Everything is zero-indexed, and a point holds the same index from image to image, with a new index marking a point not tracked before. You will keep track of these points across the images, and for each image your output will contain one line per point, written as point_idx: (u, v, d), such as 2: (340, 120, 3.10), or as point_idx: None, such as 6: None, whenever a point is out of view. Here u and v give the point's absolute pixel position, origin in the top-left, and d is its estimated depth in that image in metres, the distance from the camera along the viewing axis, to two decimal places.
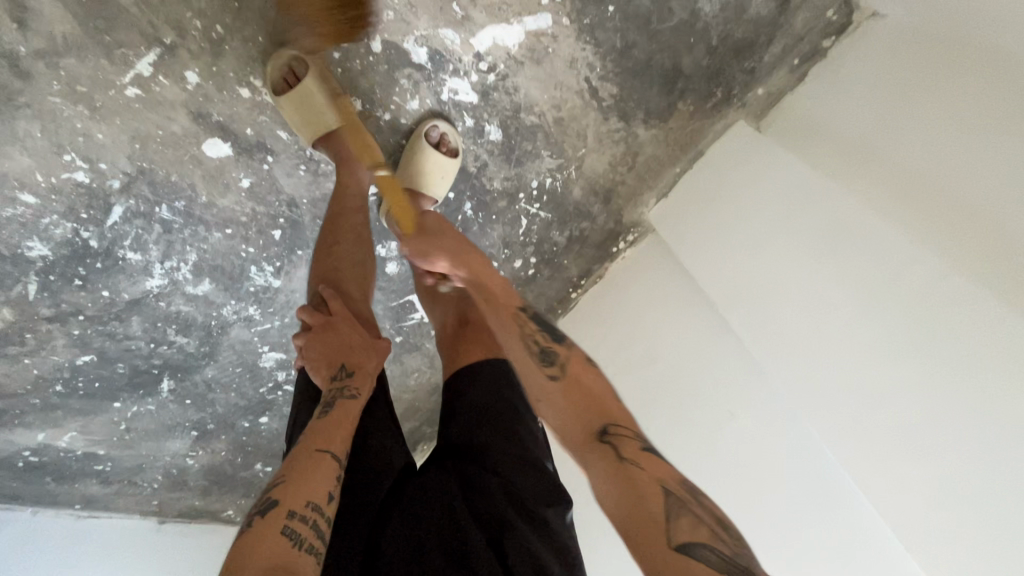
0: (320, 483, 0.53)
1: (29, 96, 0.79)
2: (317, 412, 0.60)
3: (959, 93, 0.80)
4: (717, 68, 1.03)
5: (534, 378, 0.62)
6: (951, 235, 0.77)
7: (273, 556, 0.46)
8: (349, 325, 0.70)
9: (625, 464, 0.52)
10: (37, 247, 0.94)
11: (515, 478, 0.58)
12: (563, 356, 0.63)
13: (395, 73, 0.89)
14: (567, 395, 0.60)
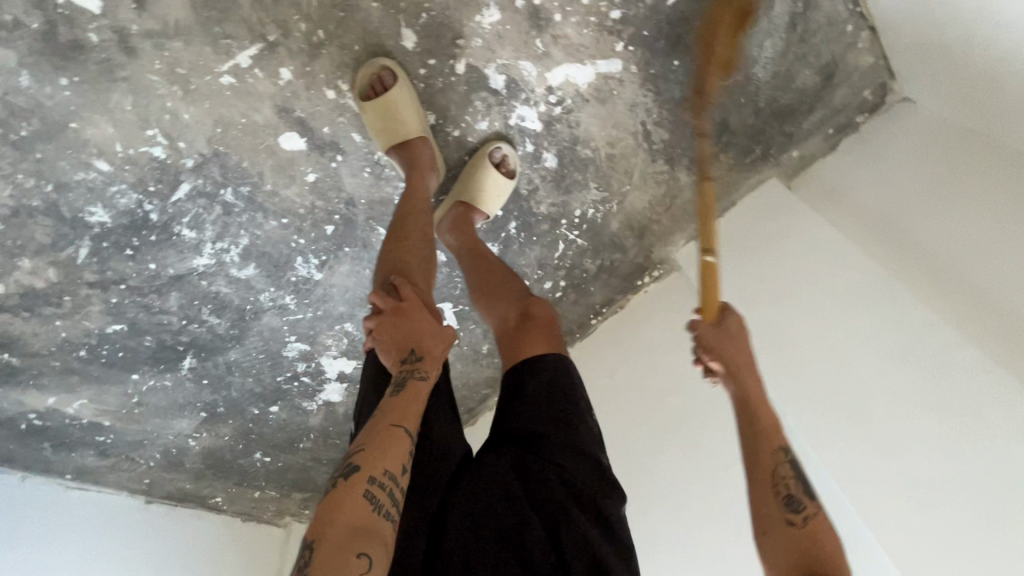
0: (395, 454, 0.55)
1: (129, 71, 0.82)
2: (390, 389, 0.62)
3: (984, 187, 0.89)
4: (760, 128, 1.10)
5: (770, 514, 0.62)
6: (973, 310, 0.85)
7: (357, 519, 0.49)
8: (417, 312, 0.72)
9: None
10: (98, 213, 0.96)
11: (569, 467, 0.63)
12: (813, 508, 0.61)
13: (472, 95, 0.94)
14: (802, 539, 0.58)
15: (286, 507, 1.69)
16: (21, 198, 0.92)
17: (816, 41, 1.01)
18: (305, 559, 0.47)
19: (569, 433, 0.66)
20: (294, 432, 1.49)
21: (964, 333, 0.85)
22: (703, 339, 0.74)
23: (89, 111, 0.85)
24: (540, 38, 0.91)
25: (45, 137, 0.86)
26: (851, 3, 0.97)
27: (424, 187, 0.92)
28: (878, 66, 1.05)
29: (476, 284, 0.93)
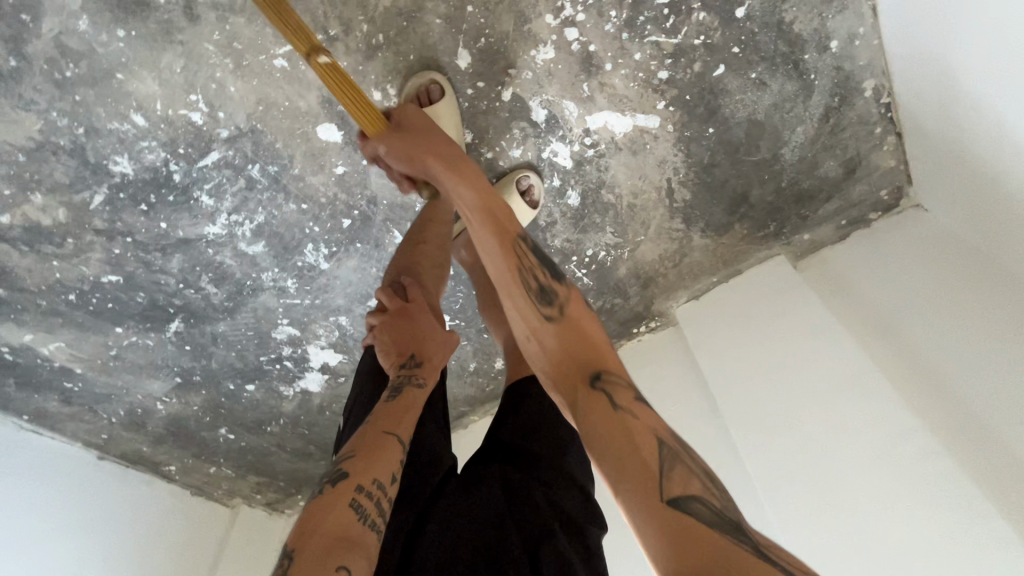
0: (386, 463, 0.54)
1: (187, 37, 0.84)
2: (385, 394, 0.63)
3: (985, 304, 0.93)
4: (777, 206, 1.13)
5: (527, 321, 0.58)
6: (958, 429, 0.88)
7: (343, 528, 0.48)
8: (422, 316, 0.74)
9: (621, 413, 0.48)
10: (122, 164, 0.96)
11: (557, 491, 0.62)
12: (563, 296, 0.60)
13: (511, 122, 0.97)
14: (563, 331, 0.57)
15: (239, 488, 1.68)
16: (50, 135, 0.91)
17: (844, 136, 1.05)
18: (283, 566, 0.46)
19: (561, 461, 0.66)
20: (264, 415, 1.47)
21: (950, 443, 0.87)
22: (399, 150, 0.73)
23: (138, 66, 0.86)
24: (588, 83, 0.93)
25: (89, 82, 0.86)
26: (882, 107, 1.01)
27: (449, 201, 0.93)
28: (897, 170, 1.09)
29: (486, 300, 0.95)
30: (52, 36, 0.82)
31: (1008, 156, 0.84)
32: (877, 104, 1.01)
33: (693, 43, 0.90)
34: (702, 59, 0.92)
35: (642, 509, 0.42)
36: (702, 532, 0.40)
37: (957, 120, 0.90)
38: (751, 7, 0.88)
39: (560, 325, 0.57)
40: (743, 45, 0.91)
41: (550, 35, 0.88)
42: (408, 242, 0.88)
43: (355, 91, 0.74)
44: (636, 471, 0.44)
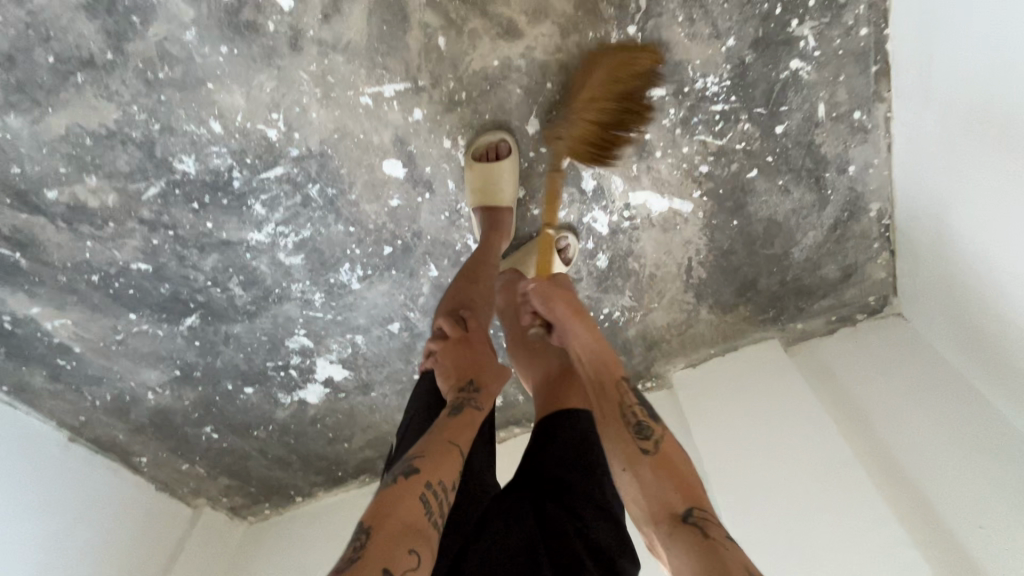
0: (449, 468, 0.59)
1: (285, 63, 0.89)
2: (447, 411, 0.68)
3: (955, 414, 1.05)
4: (780, 296, 1.24)
5: (628, 447, 0.68)
6: (925, 525, 0.97)
7: (412, 517, 0.53)
8: (480, 347, 0.81)
9: (710, 543, 0.56)
10: (187, 163, 0.99)
11: (590, 524, 0.65)
12: (658, 431, 0.69)
13: (563, 187, 1.05)
14: (656, 461, 0.66)
15: (206, 488, 1.64)
16: (124, 126, 0.94)
17: (847, 245, 1.17)
18: (361, 543, 0.50)
19: (592, 488, 0.69)
20: (255, 419, 1.46)
21: (913, 535, 0.97)
22: (541, 293, 0.85)
23: (230, 80, 0.90)
24: (637, 164, 1.03)
25: (178, 85, 0.90)
26: (882, 227, 1.14)
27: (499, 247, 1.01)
28: (886, 281, 1.21)
29: (517, 341, 1.00)
30: (156, 40, 0.86)
31: (988, 284, 0.95)
32: (879, 224, 1.14)
33: (735, 147, 1.01)
34: (740, 162, 1.03)
35: None
36: None
37: (945, 244, 1.02)
38: (789, 127, 0.99)
39: (655, 458, 0.66)
40: (777, 156, 1.02)
41: (614, 119, 0.97)
42: (459, 279, 0.95)
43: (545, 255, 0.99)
44: None
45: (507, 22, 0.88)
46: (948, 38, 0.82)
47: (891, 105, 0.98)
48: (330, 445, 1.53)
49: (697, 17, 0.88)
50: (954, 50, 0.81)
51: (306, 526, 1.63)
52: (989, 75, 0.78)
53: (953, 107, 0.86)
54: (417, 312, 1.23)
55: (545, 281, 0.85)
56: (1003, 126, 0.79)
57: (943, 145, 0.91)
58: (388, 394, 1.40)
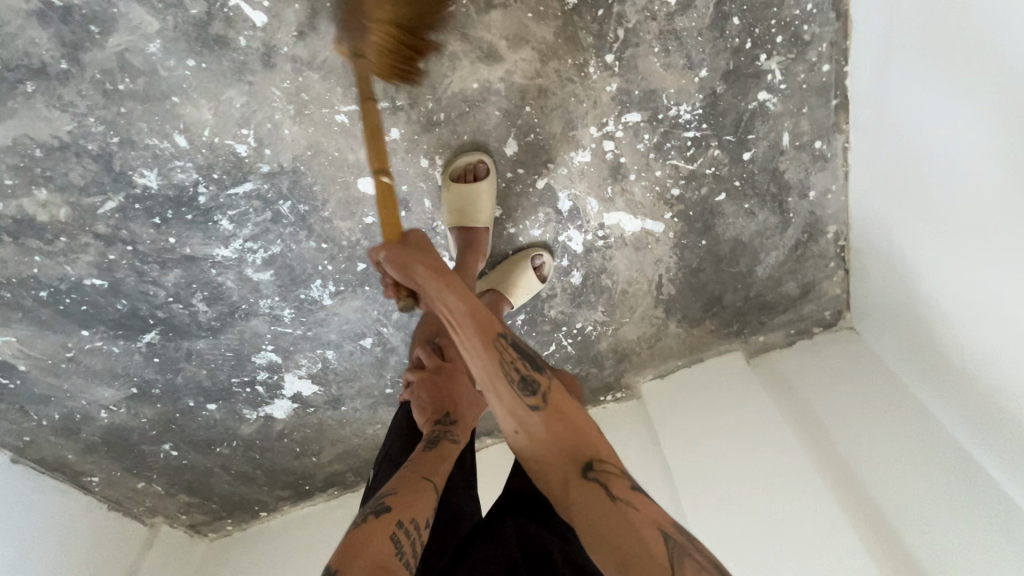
0: (422, 506, 0.58)
1: (257, 79, 0.86)
2: (423, 445, 0.70)
3: (902, 425, 1.12)
4: (743, 311, 1.28)
5: (513, 408, 0.62)
6: (878, 535, 1.04)
7: (383, 556, 0.50)
8: (458, 375, 0.82)
9: (618, 506, 0.54)
10: (148, 177, 0.94)
11: (576, 546, 0.62)
12: (543, 382, 0.63)
13: (539, 206, 1.06)
14: (549, 419, 0.61)
15: (163, 506, 1.57)
16: (78, 138, 0.89)
17: (807, 265, 1.22)
18: None
19: None
20: (217, 435, 1.41)
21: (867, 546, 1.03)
22: (396, 260, 0.74)
23: (198, 94, 0.87)
24: (612, 186, 1.05)
25: (140, 98, 0.86)
26: (838, 247, 1.20)
27: (475, 266, 1.00)
28: (841, 297, 1.28)
29: None
30: (118, 51, 0.82)
31: (933, 307, 1.02)
32: (835, 245, 1.20)
33: (705, 172, 1.04)
34: (709, 186, 1.06)
35: (639, 555, 0.51)
36: None
37: (896, 265, 1.07)
38: (755, 154, 1.03)
39: (546, 413, 0.61)
40: (743, 180, 1.06)
41: (590, 142, 0.99)
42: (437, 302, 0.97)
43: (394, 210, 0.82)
44: (635, 548, 0.52)
45: (487, 46, 0.88)
46: (906, 77, 0.86)
47: (849, 137, 1.03)
48: (297, 459, 1.50)
49: (672, 48, 0.90)
50: (908, 86, 0.86)
51: (271, 541, 1.58)
52: (939, 113, 0.82)
53: (908, 140, 0.90)
54: (390, 327, 1.21)
55: (396, 248, 0.75)
56: (952, 160, 0.83)
57: (894, 173, 0.97)
58: (358, 408, 1.38)
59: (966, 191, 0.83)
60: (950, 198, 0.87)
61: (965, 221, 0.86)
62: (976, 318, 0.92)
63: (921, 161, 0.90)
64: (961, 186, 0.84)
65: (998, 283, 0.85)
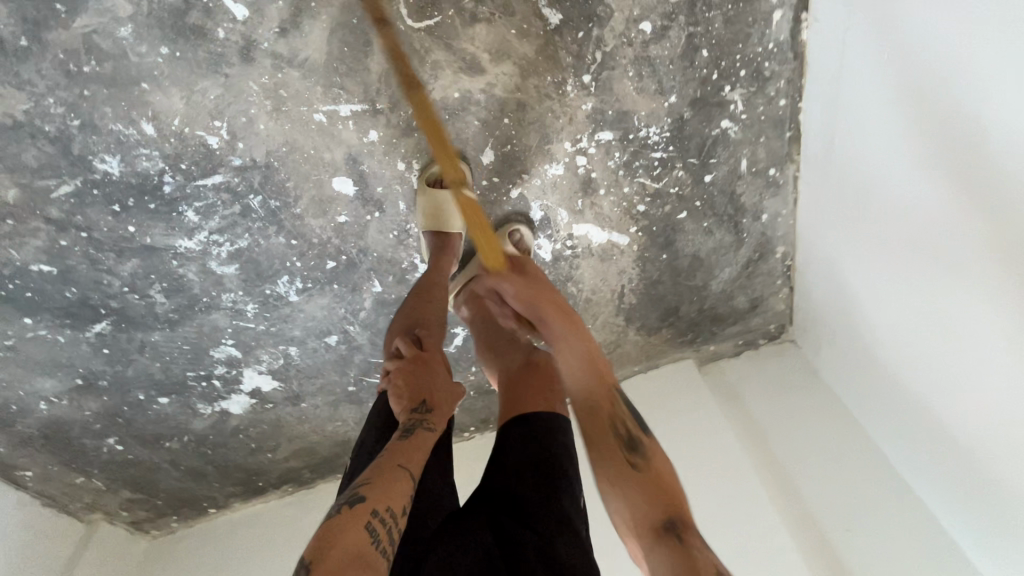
0: (397, 495, 0.59)
1: (234, 72, 0.85)
2: (397, 434, 0.67)
3: (831, 430, 1.23)
4: (698, 322, 1.35)
5: (617, 464, 0.68)
6: (809, 531, 1.12)
7: (358, 548, 0.52)
8: (435, 362, 0.80)
9: (687, 549, 0.58)
10: (110, 163, 0.91)
11: (552, 542, 0.62)
12: (648, 442, 0.71)
13: (511, 215, 1.09)
14: (650, 477, 0.66)
15: (104, 502, 1.50)
16: (35, 118, 0.85)
17: (757, 281, 1.30)
18: None
19: (556, 502, 0.66)
20: (168, 429, 1.36)
21: (799, 541, 1.11)
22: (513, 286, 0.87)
23: (169, 82, 0.84)
24: (582, 200, 1.09)
25: (106, 82, 0.83)
26: (785, 266, 1.28)
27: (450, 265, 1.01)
28: (786, 312, 1.37)
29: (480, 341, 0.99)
30: (84, 32, 0.79)
31: (863, 325, 1.12)
32: (782, 264, 1.28)
33: (669, 191, 1.10)
34: (672, 204, 1.12)
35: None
36: None
37: (832, 285, 1.18)
38: (716, 177, 1.09)
39: (645, 474, 0.66)
40: (704, 201, 1.13)
41: (564, 157, 1.03)
42: (417, 292, 0.95)
43: (477, 216, 0.83)
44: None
45: (470, 57, 0.90)
46: (853, 115, 0.94)
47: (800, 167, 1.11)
48: (252, 456, 1.46)
49: (646, 74, 0.95)
50: (857, 115, 0.93)
51: (220, 539, 1.54)
52: (880, 150, 0.90)
53: (852, 171, 0.99)
54: (356, 327, 1.21)
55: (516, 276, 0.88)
56: (887, 194, 0.92)
57: (835, 186, 1.04)
58: (319, 405, 1.36)
59: (898, 222, 0.92)
60: (885, 226, 0.96)
61: (894, 250, 0.96)
62: (896, 324, 1.02)
63: (862, 180, 0.97)
64: (894, 216, 0.93)
65: (920, 302, 0.94)
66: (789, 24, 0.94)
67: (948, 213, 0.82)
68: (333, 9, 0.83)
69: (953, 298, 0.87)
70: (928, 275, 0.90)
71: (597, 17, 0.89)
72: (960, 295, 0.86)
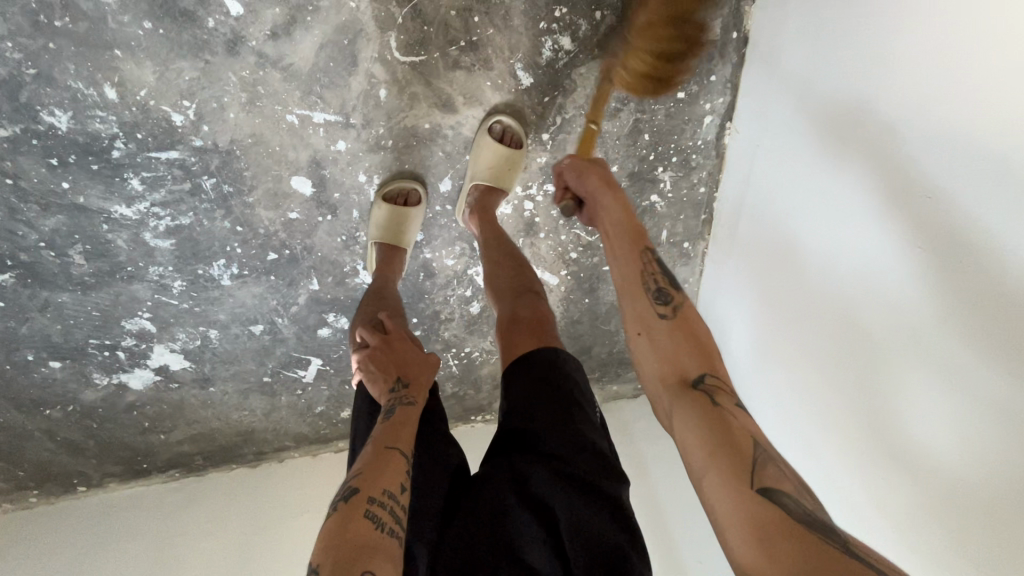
0: (391, 476, 0.65)
1: (215, 60, 0.89)
2: (383, 415, 0.74)
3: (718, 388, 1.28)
4: (607, 363, 1.49)
5: (647, 313, 0.69)
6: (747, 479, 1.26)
7: (362, 535, 0.58)
8: (403, 342, 0.88)
9: (720, 409, 0.58)
10: (59, 117, 0.89)
11: (569, 458, 0.69)
12: (679, 299, 0.70)
13: (457, 241, 1.16)
14: (675, 326, 0.68)
15: None
16: None
17: None
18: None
19: (569, 423, 0.72)
20: (52, 396, 1.25)
21: None
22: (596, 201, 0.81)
23: (144, 55, 0.87)
24: (523, 239, 1.20)
25: (77, 40, 0.84)
26: None
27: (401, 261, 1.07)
28: None
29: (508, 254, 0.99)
30: None
31: (748, 299, 1.12)
32: None
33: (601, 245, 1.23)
34: (601, 256, 1.26)
35: (729, 471, 0.52)
36: (779, 520, 0.48)
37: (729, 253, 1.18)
38: None
39: (673, 323, 0.68)
40: None
41: (514, 198, 1.14)
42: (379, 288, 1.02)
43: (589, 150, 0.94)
44: (735, 459, 0.53)
45: (446, 97, 0.99)
46: (793, 79, 0.91)
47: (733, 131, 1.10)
48: (142, 435, 1.34)
49: (595, 143, 1.08)
50: (798, 79, 0.90)
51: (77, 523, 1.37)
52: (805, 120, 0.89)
53: (776, 142, 0.97)
54: (285, 320, 1.21)
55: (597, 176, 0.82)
56: (797, 167, 0.92)
57: (746, 201, 1.09)
58: (228, 393, 1.31)
59: (801, 197, 0.91)
60: (788, 202, 0.95)
61: (790, 228, 0.95)
62: (778, 337, 1.03)
63: (781, 159, 0.96)
64: (800, 191, 0.91)
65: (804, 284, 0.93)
66: (716, 128, 1.11)
67: (851, 194, 0.80)
68: (326, 27, 0.89)
69: (833, 285, 0.86)
70: (815, 256, 0.90)
71: (563, 87, 1.02)
72: (820, 337, 0.91)
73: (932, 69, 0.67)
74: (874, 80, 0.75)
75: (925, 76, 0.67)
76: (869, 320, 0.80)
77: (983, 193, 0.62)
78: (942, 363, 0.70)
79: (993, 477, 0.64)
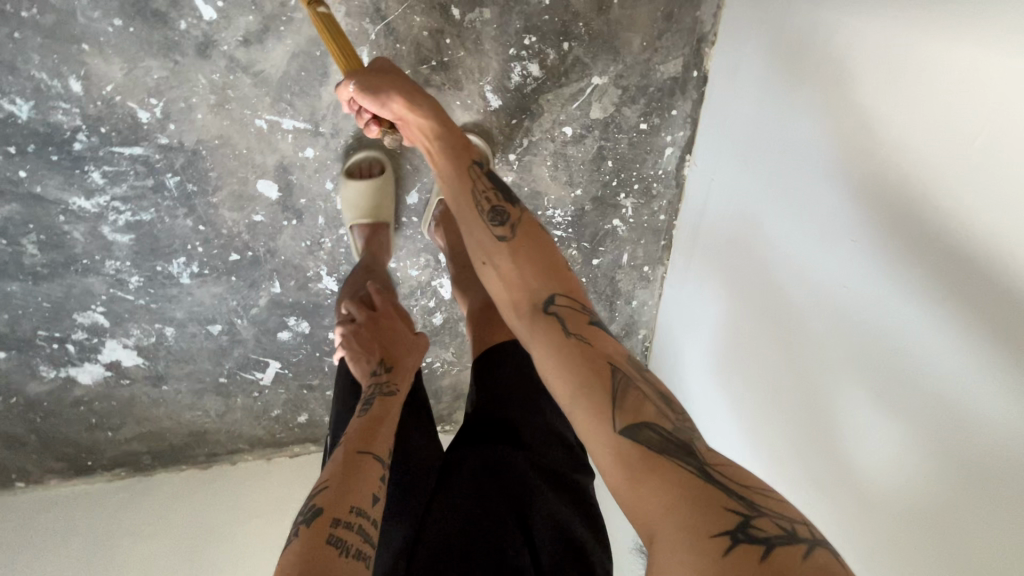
0: (355, 494, 0.63)
1: (185, 61, 0.91)
2: (358, 412, 0.74)
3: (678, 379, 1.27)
4: None
5: (484, 235, 0.72)
6: None
7: (321, 562, 0.55)
8: (390, 321, 0.89)
9: (572, 339, 0.59)
10: (21, 107, 0.90)
11: (538, 450, 0.73)
12: (516, 215, 0.73)
13: (422, 252, 1.18)
14: (509, 244, 0.70)
15: None
16: None
17: None
18: None
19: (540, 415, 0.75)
20: None
21: None
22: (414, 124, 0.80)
23: (113, 51, 0.89)
24: None
25: (47, 33, 0.86)
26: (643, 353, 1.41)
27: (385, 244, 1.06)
28: None
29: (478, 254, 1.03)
30: None
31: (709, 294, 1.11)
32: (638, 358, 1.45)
33: None
34: None
35: (590, 403, 0.54)
36: (638, 451, 0.50)
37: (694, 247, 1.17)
38: (602, 261, 1.26)
39: (510, 243, 0.70)
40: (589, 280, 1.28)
41: None
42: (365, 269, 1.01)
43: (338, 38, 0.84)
44: (594, 388, 0.55)
45: None
46: (768, 79, 0.89)
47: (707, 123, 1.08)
48: (88, 432, 1.28)
49: (560, 165, 1.12)
50: (773, 79, 0.88)
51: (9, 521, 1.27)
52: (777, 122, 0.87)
53: (748, 140, 0.96)
54: (244, 321, 1.20)
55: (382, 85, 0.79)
56: (768, 168, 0.90)
57: (714, 191, 1.08)
58: (180, 392, 1.28)
59: (769, 197, 0.90)
60: (756, 201, 0.94)
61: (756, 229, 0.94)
62: (734, 333, 1.01)
63: (753, 159, 0.95)
64: (769, 191, 0.90)
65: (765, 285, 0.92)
66: (676, 159, 1.15)
67: (820, 197, 0.79)
68: (300, 38, 0.93)
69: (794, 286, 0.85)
70: (778, 257, 0.88)
71: (530, 111, 1.06)
72: (777, 338, 0.89)
73: (900, 76, 0.65)
74: (845, 82, 0.73)
75: (893, 82, 0.66)
76: (825, 324, 0.79)
77: (927, 225, 0.62)
78: (891, 374, 0.68)
79: (931, 493, 0.63)
